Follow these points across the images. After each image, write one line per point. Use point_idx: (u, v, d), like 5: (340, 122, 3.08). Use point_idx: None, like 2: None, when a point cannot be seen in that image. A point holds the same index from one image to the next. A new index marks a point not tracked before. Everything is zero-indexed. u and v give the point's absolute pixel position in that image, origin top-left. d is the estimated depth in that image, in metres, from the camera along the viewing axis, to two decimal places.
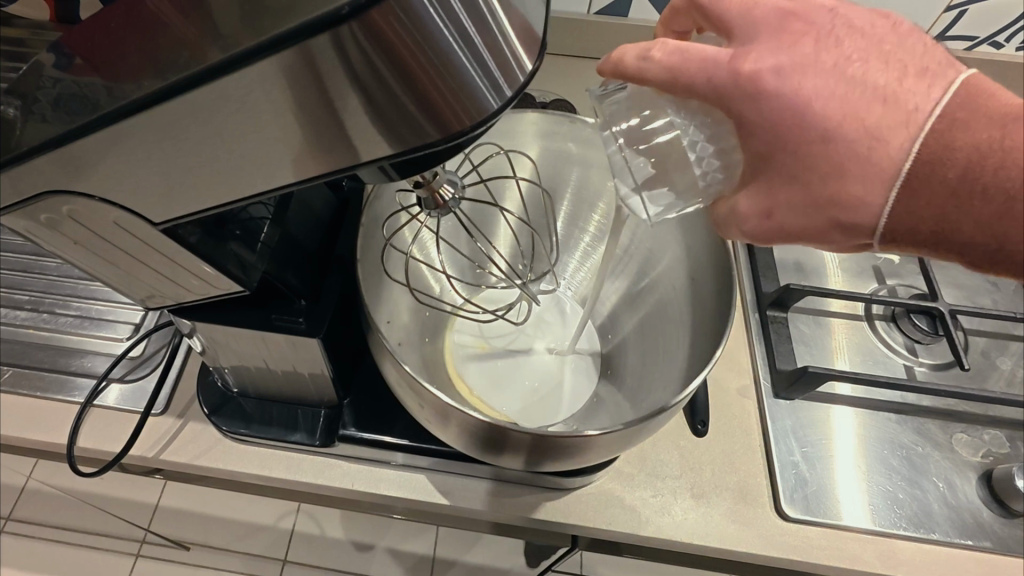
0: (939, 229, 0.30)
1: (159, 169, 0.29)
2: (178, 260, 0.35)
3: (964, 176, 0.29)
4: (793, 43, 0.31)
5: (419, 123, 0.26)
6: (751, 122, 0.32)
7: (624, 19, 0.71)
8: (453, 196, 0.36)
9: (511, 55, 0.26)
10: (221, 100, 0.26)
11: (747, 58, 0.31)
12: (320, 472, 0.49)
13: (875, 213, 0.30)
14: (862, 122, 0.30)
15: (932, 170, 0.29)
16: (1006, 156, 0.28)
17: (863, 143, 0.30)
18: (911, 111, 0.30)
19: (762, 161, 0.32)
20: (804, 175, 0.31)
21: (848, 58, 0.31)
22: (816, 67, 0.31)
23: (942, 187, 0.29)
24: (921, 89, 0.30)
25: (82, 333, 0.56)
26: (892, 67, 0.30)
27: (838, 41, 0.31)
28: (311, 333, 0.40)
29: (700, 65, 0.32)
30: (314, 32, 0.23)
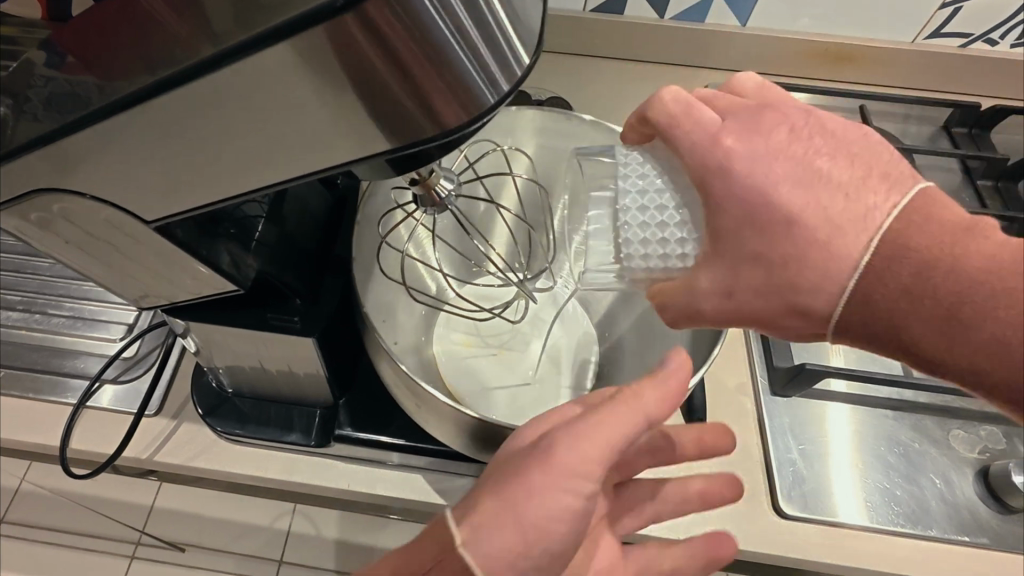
0: (888, 331, 0.30)
1: (150, 165, 0.29)
2: (171, 259, 0.35)
3: (917, 277, 0.29)
4: (773, 130, 0.33)
5: (417, 119, 0.26)
6: (719, 198, 0.33)
7: (620, 16, 0.71)
8: (449, 193, 0.35)
9: (507, 49, 0.26)
10: (213, 95, 0.25)
11: (725, 133, 0.34)
12: (316, 474, 0.49)
13: (829, 301, 0.31)
14: (824, 211, 0.31)
15: (883, 270, 0.29)
16: (957, 262, 0.28)
17: (823, 231, 0.31)
18: (868, 205, 0.30)
19: (728, 239, 0.34)
20: (767, 257, 0.32)
21: (816, 151, 0.32)
22: (784, 155, 0.32)
23: (895, 286, 0.29)
24: (883, 190, 0.31)
25: (75, 333, 0.56)
26: (856, 165, 0.32)
27: (807, 137, 0.33)
28: (306, 334, 0.40)
29: (695, 123, 0.35)
30: (309, 24, 0.23)
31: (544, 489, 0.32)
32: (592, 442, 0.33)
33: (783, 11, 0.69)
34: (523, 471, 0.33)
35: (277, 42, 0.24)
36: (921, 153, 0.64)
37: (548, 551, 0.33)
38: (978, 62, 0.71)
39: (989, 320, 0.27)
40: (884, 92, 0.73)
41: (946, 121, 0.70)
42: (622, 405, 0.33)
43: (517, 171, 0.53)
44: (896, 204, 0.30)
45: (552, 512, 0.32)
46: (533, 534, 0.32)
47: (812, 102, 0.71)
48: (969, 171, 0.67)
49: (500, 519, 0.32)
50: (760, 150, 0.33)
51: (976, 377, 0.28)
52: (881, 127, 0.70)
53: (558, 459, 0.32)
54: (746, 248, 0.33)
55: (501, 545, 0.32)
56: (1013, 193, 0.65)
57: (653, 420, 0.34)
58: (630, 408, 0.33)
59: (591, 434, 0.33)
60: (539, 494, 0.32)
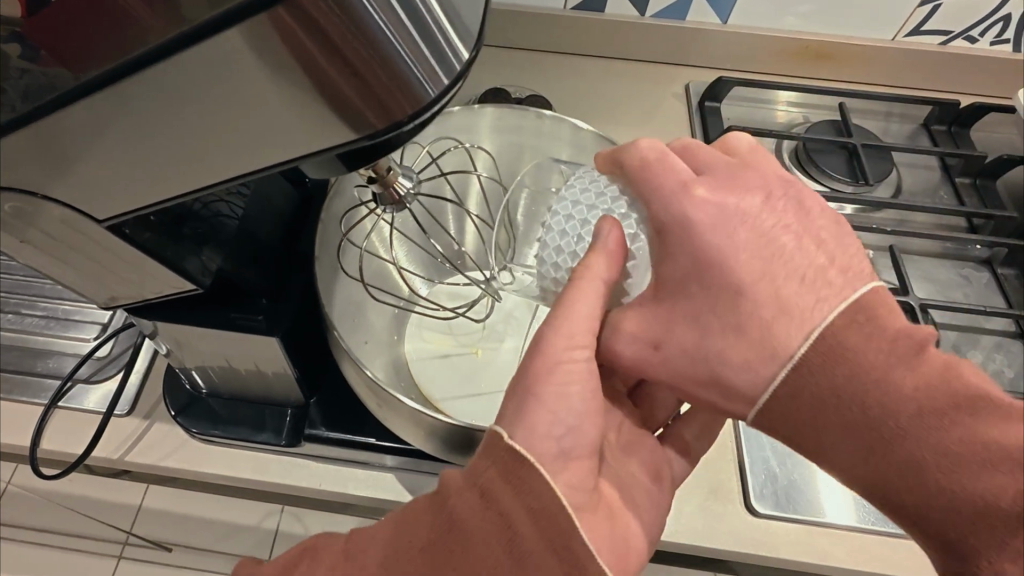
0: (808, 425, 0.30)
1: (102, 163, 0.29)
2: (128, 259, 0.34)
3: (848, 379, 0.29)
4: (746, 195, 0.32)
5: (359, 112, 0.26)
6: (675, 249, 0.33)
7: (600, 14, 0.71)
8: (409, 191, 0.35)
9: (446, 42, 0.26)
10: (158, 92, 0.26)
11: (698, 186, 0.33)
12: (287, 474, 0.49)
13: (757, 380, 0.31)
14: (776, 288, 0.31)
15: (819, 368, 0.29)
16: (886, 376, 0.28)
17: (771, 310, 0.31)
18: (819, 296, 0.30)
19: (673, 293, 0.33)
20: (707, 317, 0.32)
21: (784, 227, 0.32)
22: (751, 222, 0.32)
23: (826, 384, 0.29)
24: (838, 284, 0.30)
25: (48, 333, 0.55)
26: (818, 252, 0.31)
27: (779, 212, 0.32)
28: (270, 333, 0.39)
29: (665, 166, 0.33)
30: (242, 17, 0.23)
31: (551, 381, 0.34)
32: (573, 357, 0.35)
33: (762, 8, 0.69)
34: (529, 373, 0.35)
35: (215, 37, 0.24)
36: (899, 150, 0.64)
37: (579, 414, 0.34)
38: (957, 59, 0.71)
39: (904, 443, 0.28)
40: (865, 90, 0.73)
41: (926, 119, 0.70)
42: (577, 284, 0.35)
43: (480, 167, 0.53)
44: (847, 300, 0.30)
45: (555, 401, 0.34)
46: (563, 407, 0.34)
47: (794, 100, 0.71)
48: (947, 168, 0.67)
49: (521, 412, 0.34)
50: (731, 211, 0.32)
51: (884, 486, 0.29)
52: (862, 124, 0.70)
53: (553, 347, 0.35)
54: (690, 309, 0.33)
55: (532, 430, 0.33)
56: (992, 190, 0.65)
57: (607, 284, 0.36)
58: (583, 283, 0.35)
59: (567, 311, 0.35)
60: (549, 386, 0.34)
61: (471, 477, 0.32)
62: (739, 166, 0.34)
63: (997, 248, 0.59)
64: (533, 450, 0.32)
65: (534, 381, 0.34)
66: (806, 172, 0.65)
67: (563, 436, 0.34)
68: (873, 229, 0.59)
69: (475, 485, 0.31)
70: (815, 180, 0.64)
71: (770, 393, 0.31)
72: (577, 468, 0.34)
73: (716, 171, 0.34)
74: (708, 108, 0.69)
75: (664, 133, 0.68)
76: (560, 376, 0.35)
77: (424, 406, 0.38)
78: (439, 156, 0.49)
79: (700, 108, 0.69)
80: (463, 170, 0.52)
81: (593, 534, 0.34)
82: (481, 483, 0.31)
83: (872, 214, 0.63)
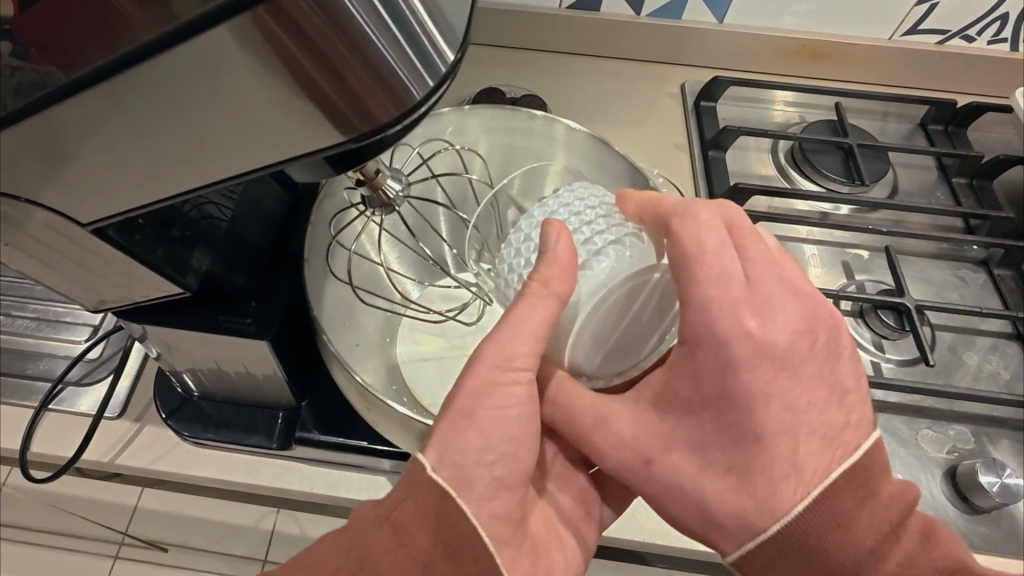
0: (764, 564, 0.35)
1: (81, 167, 0.28)
2: (113, 262, 0.34)
3: (828, 528, 0.34)
4: (798, 340, 0.34)
5: (345, 116, 0.26)
6: (712, 378, 0.34)
7: (596, 13, 0.71)
8: (398, 194, 0.35)
9: (432, 46, 0.26)
10: (140, 94, 0.25)
11: (755, 319, 0.34)
12: (279, 477, 0.49)
13: (761, 524, 0.34)
14: (798, 437, 0.34)
15: (816, 519, 0.34)
16: (848, 527, 0.34)
17: (791, 459, 0.34)
18: (830, 456, 0.34)
19: (699, 414, 0.36)
20: (736, 445, 0.34)
21: (814, 373, 0.35)
22: (791, 366, 0.34)
23: (810, 530, 0.34)
24: (850, 442, 0.35)
25: (39, 336, 0.55)
26: (835, 406, 0.35)
27: (816, 359, 0.35)
28: (260, 336, 0.39)
29: (719, 278, 0.34)
30: (219, 21, 0.23)
31: (486, 404, 0.35)
32: None
33: (758, 7, 0.68)
34: (466, 395, 0.35)
35: (191, 39, 0.24)
36: (895, 151, 0.63)
37: (513, 439, 0.35)
38: (953, 58, 0.70)
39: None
40: (861, 89, 0.73)
41: (922, 119, 0.69)
42: (520, 292, 0.36)
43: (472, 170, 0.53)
44: (852, 461, 0.34)
45: (515, 408, 0.35)
46: (496, 433, 0.35)
47: (791, 99, 0.71)
48: (943, 168, 0.67)
49: (450, 437, 0.34)
50: (781, 351, 0.34)
51: None
52: (858, 124, 0.70)
53: (488, 368, 0.35)
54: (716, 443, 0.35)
55: (462, 455, 0.34)
56: (988, 190, 0.64)
57: (551, 292, 0.36)
58: (524, 288, 0.35)
59: (512, 327, 0.36)
60: (484, 408, 0.35)
61: (389, 507, 0.33)
62: (781, 284, 0.35)
63: (993, 249, 0.59)
64: (458, 477, 0.33)
65: (467, 402, 0.35)
66: (801, 172, 0.65)
67: (493, 465, 0.34)
68: (869, 230, 0.57)
69: (389, 519, 0.32)
70: (813, 180, 0.64)
71: (759, 543, 0.34)
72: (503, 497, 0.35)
73: (763, 288, 0.35)
74: (704, 107, 0.68)
75: (660, 133, 0.68)
76: (498, 399, 0.35)
77: (414, 412, 0.37)
78: (430, 158, 0.49)
79: (695, 107, 0.69)
80: (454, 172, 0.51)
81: (510, 567, 0.35)
82: (395, 518, 0.32)
83: (867, 214, 0.63)
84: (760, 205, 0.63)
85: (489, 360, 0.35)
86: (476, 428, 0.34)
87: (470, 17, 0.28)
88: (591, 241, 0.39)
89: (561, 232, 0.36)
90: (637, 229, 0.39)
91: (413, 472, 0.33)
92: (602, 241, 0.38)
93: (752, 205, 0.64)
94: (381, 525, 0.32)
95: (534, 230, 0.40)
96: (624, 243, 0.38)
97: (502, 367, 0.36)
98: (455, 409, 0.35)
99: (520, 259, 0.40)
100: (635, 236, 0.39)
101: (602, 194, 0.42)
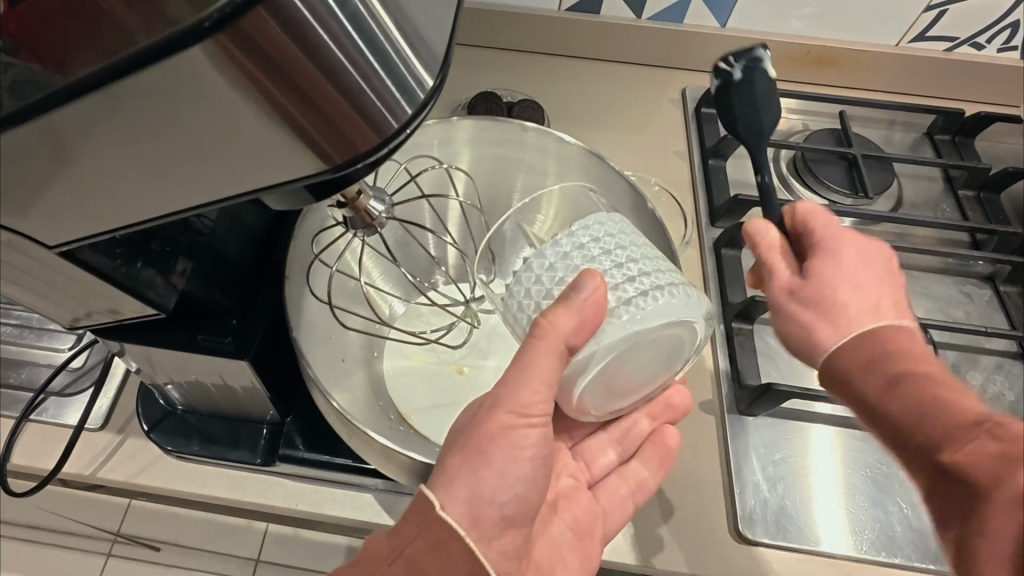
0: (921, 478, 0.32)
1: (43, 193, 0.27)
2: (85, 284, 0.33)
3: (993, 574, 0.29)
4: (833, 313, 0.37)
5: (320, 146, 0.25)
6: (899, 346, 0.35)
7: (596, 16, 0.69)
8: (381, 215, 0.34)
9: (409, 73, 0.25)
10: (98, 121, 0.24)
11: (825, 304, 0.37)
12: (263, 493, 0.48)
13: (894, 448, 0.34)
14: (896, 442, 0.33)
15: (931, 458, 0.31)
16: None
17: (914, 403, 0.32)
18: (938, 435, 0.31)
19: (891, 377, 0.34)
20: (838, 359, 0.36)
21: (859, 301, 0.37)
22: (847, 324, 0.36)
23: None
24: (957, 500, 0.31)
25: (22, 344, 0.53)
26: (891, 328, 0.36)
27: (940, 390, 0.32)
28: (239, 356, 0.38)
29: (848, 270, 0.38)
30: (175, 51, 0.21)
31: (503, 445, 0.34)
32: (535, 394, 0.34)
33: (763, 11, 0.66)
34: (479, 434, 0.34)
35: (146, 68, 0.22)
36: (900, 162, 0.62)
37: (524, 480, 0.35)
38: (962, 66, 0.69)
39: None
40: (867, 97, 0.71)
41: (929, 128, 0.68)
42: (542, 339, 0.34)
43: (461, 186, 0.52)
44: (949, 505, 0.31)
45: (497, 438, 0.34)
46: (509, 473, 0.34)
47: (794, 106, 0.69)
48: (950, 179, 0.65)
49: (460, 475, 0.33)
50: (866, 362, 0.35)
51: None
52: (862, 133, 0.68)
53: (505, 413, 0.34)
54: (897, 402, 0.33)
55: (478, 494, 0.33)
56: (996, 204, 0.63)
57: (571, 343, 0.34)
58: (550, 336, 0.34)
59: (528, 375, 0.34)
60: (500, 449, 0.34)
61: (398, 544, 0.32)
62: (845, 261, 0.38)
63: (1000, 264, 0.57)
64: (469, 516, 0.33)
65: (480, 440, 0.34)
66: (803, 181, 0.64)
67: (505, 501, 0.34)
68: None
69: (399, 556, 0.31)
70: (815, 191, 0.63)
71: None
72: (512, 531, 0.35)
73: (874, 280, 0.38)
74: (705, 113, 0.67)
75: (660, 140, 0.66)
76: (511, 442, 0.34)
77: (396, 441, 0.37)
78: (418, 173, 0.48)
79: (696, 114, 0.67)
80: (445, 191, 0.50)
81: None
82: (408, 552, 0.31)
83: (870, 226, 0.62)
84: (760, 217, 0.62)
85: (506, 406, 0.34)
86: (457, 460, 0.34)
87: (451, 41, 0.28)
88: (622, 287, 0.36)
89: (599, 285, 0.34)
90: (666, 279, 0.37)
91: (422, 506, 0.32)
92: (634, 291, 0.36)
93: (752, 215, 0.62)
94: (388, 560, 0.31)
95: (561, 261, 0.37)
96: (655, 295, 0.36)
97: (507, 411, 0.34)
98: (469, 446, 0.34)
99: (539, 287, 0.37)
100: (666, 289, 0.37)
101: (632, 230, 0.40)
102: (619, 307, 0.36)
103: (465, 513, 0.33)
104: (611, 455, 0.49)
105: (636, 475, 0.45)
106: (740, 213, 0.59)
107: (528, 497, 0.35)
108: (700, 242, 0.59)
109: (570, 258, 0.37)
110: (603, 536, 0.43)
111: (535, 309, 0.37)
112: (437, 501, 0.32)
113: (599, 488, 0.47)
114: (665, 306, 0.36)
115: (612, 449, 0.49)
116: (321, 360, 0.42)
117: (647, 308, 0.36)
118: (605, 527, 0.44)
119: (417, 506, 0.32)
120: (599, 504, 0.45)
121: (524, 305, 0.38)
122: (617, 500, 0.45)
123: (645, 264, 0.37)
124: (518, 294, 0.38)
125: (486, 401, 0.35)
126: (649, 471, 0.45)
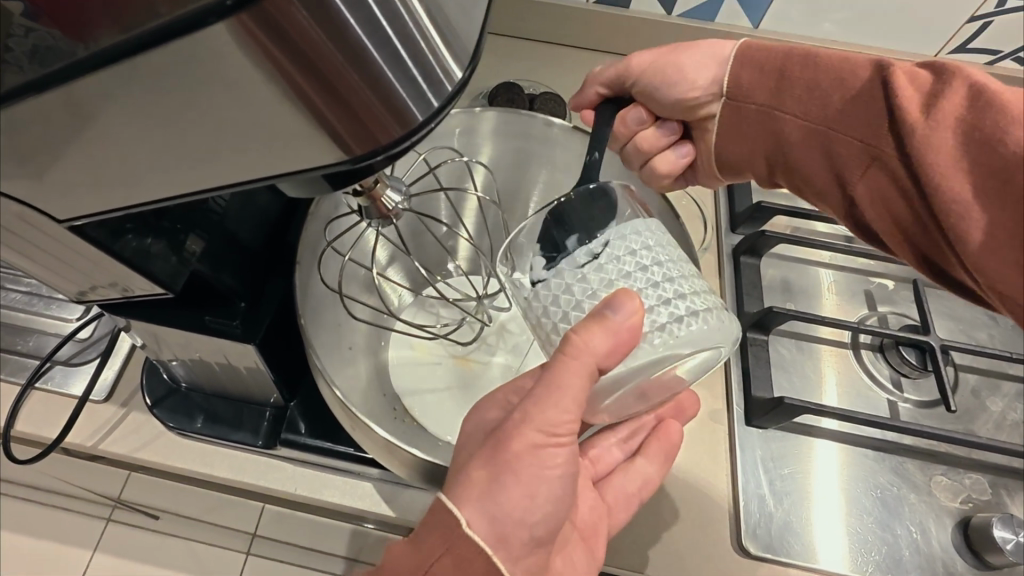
0: None
1: (55, 165, 0.26)
2: (90, 257, 0.32)
3: None
4: None
5: (340, 137, 0.24)
6: None
7: (625, 10, 0.66)
8: (398, 205, 0.33)
9: (437, 64, 0.24)
10: (107, 95, 0.23)
11: None
12: (262, 476, 0.47)
13: None
14: None
15: None
16: None
17: None
18: None
19: None
20: None
21: None
22: None
23: None
24: None
25: (30, 311, 0.53)
26: None
27: None
28: (245, 339, 0.38)
29: None
30: (188, 27, 0.21)
31: (532, 465, 0.33)
32: (544, 404, 0.33)
33: (797, 13, 0.64)
34: (508, 452, 0.33)
35: (162, 47, 0.21)
36: None
37: (553, 501, 0.34)
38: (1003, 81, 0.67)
39: None
40: None
41: None
42: (574, 357, 0.31)
43: (477, 180, 0.52)
44: None
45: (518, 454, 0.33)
46: (538, 495, 0.33)
47: None
48: None
49: (483, 490, 0.32)
50: None
51: None
52: None
53: (534, 431, 0.33)
54: None
55: (503, 511, 0.32)
56: None
57: (602, 364, 0.32)
58: (582, 354, 0.31)
59: (558, 395, 0.32)
60: (529, 469, 0.33)
61: (421, 559, 0.31)
62: None
63: None
64: (495, 533, 0.32)
65: (508, 460, 0.33)
66: None
67: (534, 523, 0.33)
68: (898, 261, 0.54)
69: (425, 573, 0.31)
70: None
71: None
72: (535, 552, 0.34)
73: None
74: None
75: None
76: (540, 461, 0.33)
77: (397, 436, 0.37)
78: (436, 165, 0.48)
79: None
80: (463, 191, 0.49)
81: None
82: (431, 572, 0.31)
83: None
84: (779, 225, 0.61)
85: (535, 424, 0.33)
86: (479, 470, 0.33)
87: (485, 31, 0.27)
88: (655, 311, 0.33)
89: (638, 308, 0.31)
90: (705, 306, 0.35)
91: (443, 521, 0.32)
92: (667, 315, 0.34)
93: (771, 224, 0.61)
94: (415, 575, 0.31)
95: (595, 273, 0.33)
96: (689, 322, 0.34)
97: (536, 429, 0.33)
98: (498, 465, 0.33)
99: (569, 296, 0.33)
100: (700, 314, 0.34)
101: (665, 232, 0.36)
102: (651, 332, 0.33)
103: (493, 533, 0.32)
104: (615, 451, 0.47)
105: (642, 473, 0.44)
106: (762, 221, 0.57)
107: (554, 519, 0.34)
108: (718, 249, 0.58)
109: (605, 270, 0.33)
110: (607, 534, 0.42)
111: (563, 317, 0.34)
112: (464, 519, 0.31)
113: (604, 485, 0.44)
114: (699, 336, 0.34)
115: (614, 442, 0.47)
116: (327, 349, 0.42)
117: (679, 335, 0.33)
118: (609, 525, 0.42)
119: (435, 510, 0.32)
120: (603, 502, 0.43)
121: (550, 312, 0.34)
122: (621, 497, 0.43)
123: (681, 283, 0.34)
124: (544, 302, 0.34)
125: (515, 415, 0.34)
126: (654, 467, 0.44)
